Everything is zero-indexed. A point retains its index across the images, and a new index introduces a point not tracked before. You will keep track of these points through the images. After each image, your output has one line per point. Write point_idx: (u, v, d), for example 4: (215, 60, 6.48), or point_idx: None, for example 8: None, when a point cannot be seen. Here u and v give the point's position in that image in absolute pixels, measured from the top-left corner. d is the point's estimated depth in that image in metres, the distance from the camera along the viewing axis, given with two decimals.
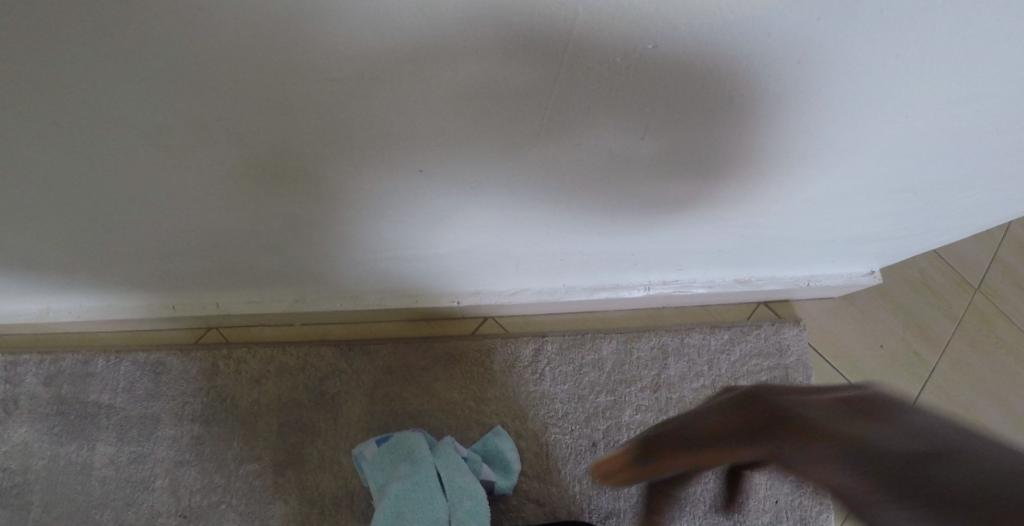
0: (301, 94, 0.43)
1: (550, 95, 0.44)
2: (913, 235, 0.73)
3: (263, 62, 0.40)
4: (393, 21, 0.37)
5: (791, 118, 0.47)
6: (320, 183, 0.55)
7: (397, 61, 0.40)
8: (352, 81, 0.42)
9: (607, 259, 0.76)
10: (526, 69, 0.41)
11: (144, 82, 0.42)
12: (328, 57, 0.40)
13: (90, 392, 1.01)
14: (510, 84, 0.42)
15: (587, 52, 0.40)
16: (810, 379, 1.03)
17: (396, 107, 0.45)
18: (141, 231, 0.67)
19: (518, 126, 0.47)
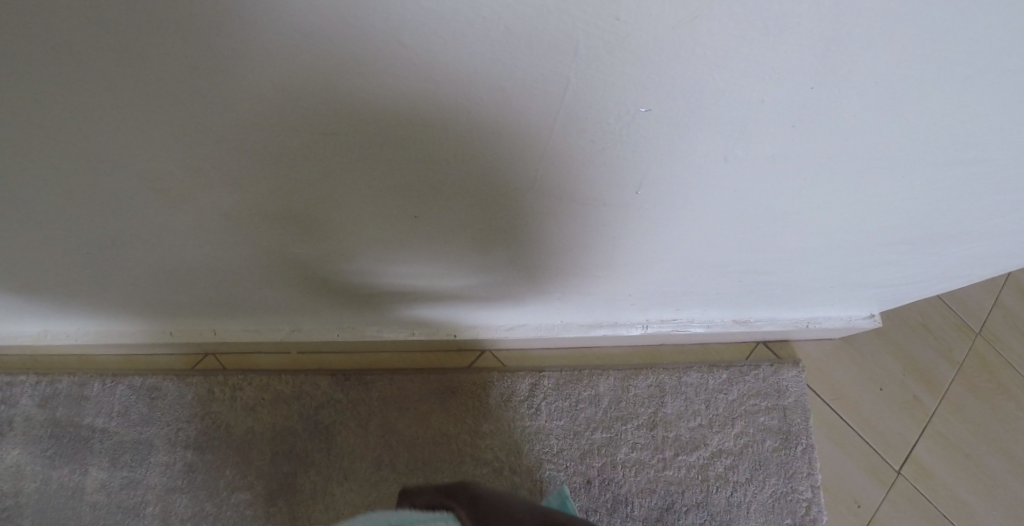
0: (292, 141, 0.43)
1: (543, 150, 0.43)
2: (912, 284, 0.73)
3: (248, 111, 0.40)
4: (376, 77, 0.37)
5: (789, 176, 0.46)
6: (310, 224, 0.54)
7: (381, 113, 0.40)
8: (343, 132, 0.41)
9: (603, 299, 0.76)
10: (517, 126, 0.41)
11: (132, 127, 0.42)
12: (312, 108, 0.39)
13: (84, 415, 1.00)
14: (498, 138, 0.42)
15: (581, 112, 0.40)
16: (808, 421, 1.02)
17: (388, 156, 0.44)
18: (140, 263, 0.66)
19: (509, 177, 0.46)
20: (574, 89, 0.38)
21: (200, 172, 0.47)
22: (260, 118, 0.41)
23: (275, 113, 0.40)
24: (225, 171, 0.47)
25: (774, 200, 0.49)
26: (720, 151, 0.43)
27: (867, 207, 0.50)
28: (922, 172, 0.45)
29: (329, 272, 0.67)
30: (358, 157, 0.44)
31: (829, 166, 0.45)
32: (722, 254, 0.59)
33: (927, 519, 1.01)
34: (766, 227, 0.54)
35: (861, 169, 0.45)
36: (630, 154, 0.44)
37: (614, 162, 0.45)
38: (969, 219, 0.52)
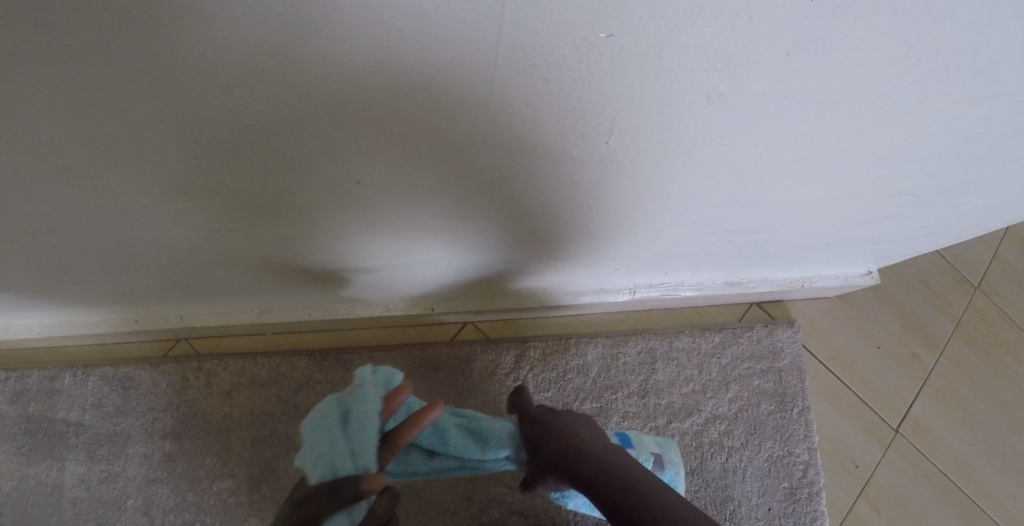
0: (197, 102, 0.37)
1: (490, 102, 0.38)
2: (911, 238, 0.69)
3: (142, 68, 0.34)
4: (283, 16, 0.31)
5: (778, 123, 0.41)
6: (248, 200, 0.49)
7: (291, 60, 0.34)
8: (251, 86, 0.36)
9: (586, 265, 0.71)
10: (452, 72, 0.35)
11: (21, 96, 0.36)
12: (215, 59, 0.34)
13: (57, 409, 0.96)
14: (437, 86, 0.36)
15: (528, 51, 0.34)
16: (804, 382, 0.99)
17: (313, 116, 0.39)
18: (87, 252, 0.61)
19: (458, 135, 0.41)
20: (516, 23, 0.32)
21: (108, 147, 0.41)
22: (154, 76, 0.35)
23: (168, 67, 0.34)
24: (133, 145, 0.41)
25: (765, 152, 0.44)
26: (698, 95, 0.38)
27: (868, 157, 0.45)
28: (927, 115, 0.41)
29: (289, 254, 0.62)
30: (277, 118, 0.39)
31: (823, 110, 0.40)
32: (715, 213, 0.55)
33: (924, 476, 0.99)
34: (754, 184, 0.49)
35: (862, 114, 0.40)
36: (594, 103, 0.38)
37: (579, 114, 0.39)
38: (972, 167, 0.48)
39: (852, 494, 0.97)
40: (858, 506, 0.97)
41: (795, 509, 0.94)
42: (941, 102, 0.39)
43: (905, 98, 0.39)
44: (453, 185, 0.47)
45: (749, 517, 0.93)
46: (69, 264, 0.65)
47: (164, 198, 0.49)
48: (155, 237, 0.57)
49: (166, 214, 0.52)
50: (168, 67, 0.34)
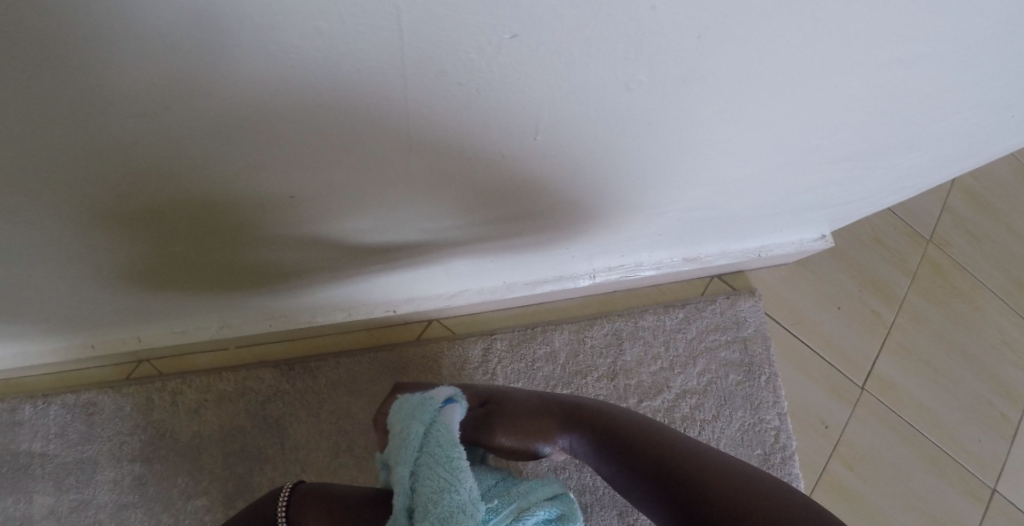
0: (98, 132, 0.36)
1: (406, 109, 0.37)
2: (860, 200, 0.70)
3: (44, 102, 0.33)
4: (179, 41, 0.30)
5: (707, 103, 0.41)
6: (184, 220, 0.48)
7: (197, 84, 0.33)
8: (151, 112, 0.35)
9: (543, 254, 0.71)
10: (367, 83, 0.34)
11: None
12: (122, 89, 0.33)
13: (19, 442, 0.92)
14: (354, 98, 0.35)
15: (434, 55, 0.33)
16: (768, 350, 1.01)
17: (225, 135, 0.38)
18: (30, 283, 0.59)
19: (386, 143, 0.40)
20: (418, 33, 0.32)
21: (19, 182, 0.40)
22: (44, 110, 0.34)
23: (58, 101, 0.33)
24: (45, 177, 0.40)
25: (701, 132, 0.44)
26: (618, 85, 0.38)
27: (803, 128, 0.46)
28: (854, 81, 0.41)
29: (237, 268, 0.61)
30: (188, 140, 0.38)
31: (751, 87, 0.40)
32: (665, 194, 0.55)
33: (892, 431, 1.02)
34: (697, 164, 0.49)
35: (786, 87, 0.40)
36: (516, 101, 0.38)
37: (504, 113, 0.39)
38: (904, 127, 0.49)
39: (824, 454, 1.00)
40: (830, 465, 1.00)
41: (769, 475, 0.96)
42: (865, 68, 0.40)
43: (825, 67, 0.39)
44: (392, 189, 0.47)
45: None
46: (11, 296, 0.63)
47: (96, 223, 0.47)
48: (94, 261, 0.55)
49: (103, 237, 0.50)
50: (57, 100, 0.33)
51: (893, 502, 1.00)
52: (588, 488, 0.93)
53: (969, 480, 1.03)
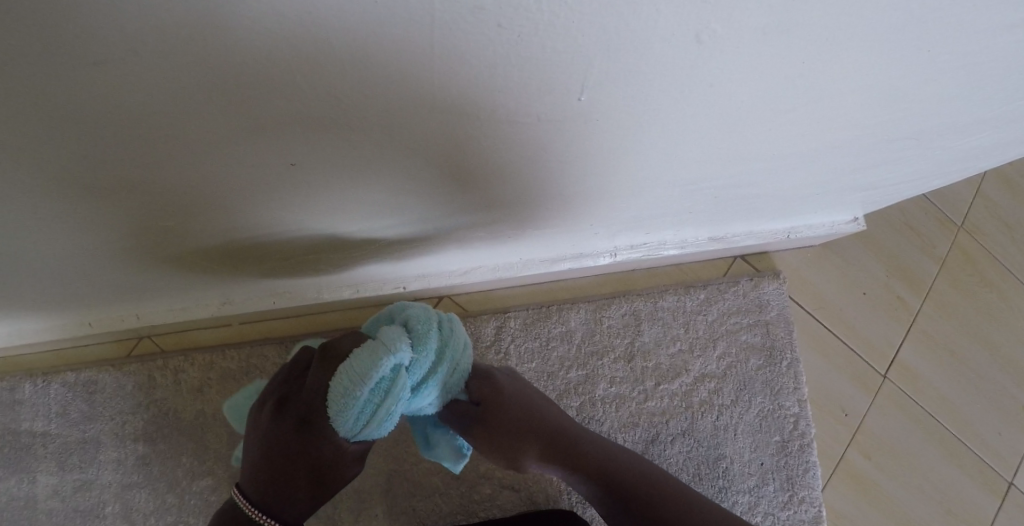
0: (73, 84, 0.32)
1: (432, 59, 0.33)
2: (904, 182, 0.66)
3: (24, 52, 0.30)
4: None
5: (772, 65, 0.37)
6: (183, 190, 0.44)
7: (195, 24, 0.30)
8: (132, 64, 0.31)
9: (564, 230, 0.68)
10: (387, 25, 0.31)
11: None
12: (109, 34, 0.30)
13: (20, 421, 0.90)
14: (374, 45, 0.32)
15: None
16: (791, 334, 0.97)
17: (213, 88, 0.34)
18: (22, 258, 0.56)
19: (407, 101, 0.37)
20: None
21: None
22: (9, 63, 0.30)
23: (24, 48, 0.30)
24: (19, 140, 0.36)
25: (756, 101, 0.40)
26: (686, 37, 0.34)
27: (864, 99, 0.42)
28: (942, 48, 0.37)
29: (242, 242, 0.58)
30: (172, 94, 0.34)
31: (822, 46, 0.36)
32: (701, 169, 0.51)
33: (914, 420, 0.99)
34: (742, 137, 0.46)
35: (868, 50, 0.36)
36: (565, 53, 0.34)
37: (547, 69, 0.35)
38: (969, 105, 0.45)
39: (843, 442, 0.97)
40: (851, 452, 0.97)
41: (787, 461, 0.93)
42: (954, 33, 0.35)
43: (913, 31, 0.35)
44: (405, 157, 0.43)
45: (742, 472, 0.92)
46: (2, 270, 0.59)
47: (88, 193, 0.44)
48: (90, 234, 0.52)
49: (96, 209, 0.46)
50: (22, 43, 0.30)
51: (912, 491, 0.97)
52: None
53: (991, 470, 1.00)
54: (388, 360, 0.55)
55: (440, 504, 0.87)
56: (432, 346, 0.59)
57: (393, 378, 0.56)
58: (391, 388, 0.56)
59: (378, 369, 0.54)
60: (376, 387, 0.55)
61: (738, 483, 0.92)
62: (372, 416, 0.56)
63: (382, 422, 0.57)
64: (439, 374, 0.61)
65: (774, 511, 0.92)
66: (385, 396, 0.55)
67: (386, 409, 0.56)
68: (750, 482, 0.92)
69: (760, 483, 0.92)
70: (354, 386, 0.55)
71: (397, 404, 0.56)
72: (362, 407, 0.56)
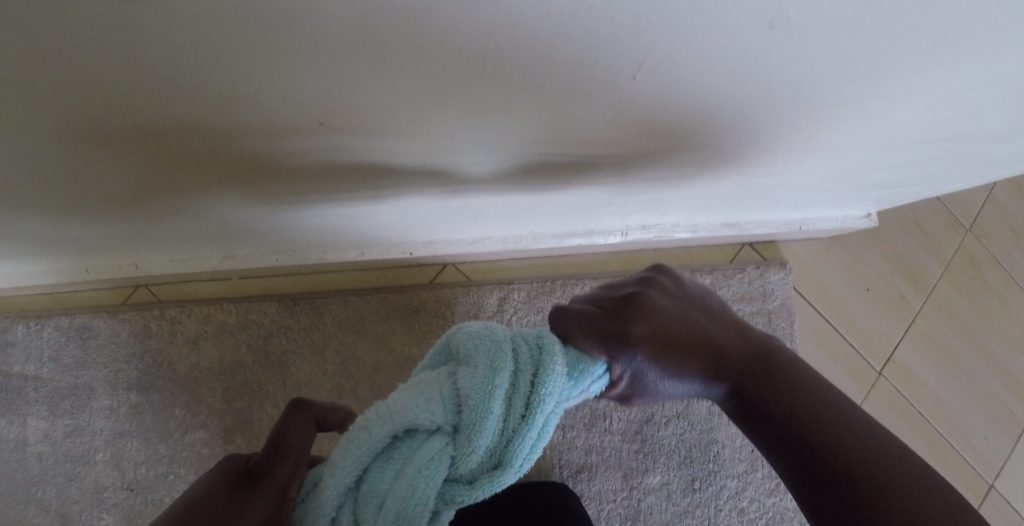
0: (101, 20, 0.31)
1: (482, 23, 0.32)
2: (926, 183, 0.66)
3: None
4: None
5: (833, 57, 0.36)
6: (198, 140, 0.43)
7: None
8: (164, 7, 0.30)
9: (579, 206, 0.67)
10: None
11: None
12: None
13: (12, 363, 0.89)
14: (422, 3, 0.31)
15: None
16: (792, 324, 0.97)
17: (247, 34, 0.32)
18: (26, 200, 0.55)
19: (450, 65, 0.35)
20: None
21: (14, 84, 0.35)
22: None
23: None
24: (47, 81, 0.35)
25: (807, 90, 0.39)
26: (758, 22, 0.33)
27: (908, 98, 0.41)
28: (1005, 52, 0.36)
29: (253, 197, 0.57)
30: (201, 37, 0.32)
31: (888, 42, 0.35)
32: (729, 156, 0.51)
33: (905, 417, 1.00)
34: (776, 127, 0.45)
35: (928, 48, 0.35)
36: (632, 27, 0.33)
37: (609, 43, 0.34)
38: (1017, 111, 0.44)
39: None
40: None
41: None
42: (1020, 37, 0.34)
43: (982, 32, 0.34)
44: (440, 121, 0.42)
45: (732, 458, 0.92)
46: (2, 210, 0.58)
47: (101, 140, 0.42)
48: (102, 180, 0.50)
49: (107, 157, 0.45)
50: None
51: None
52: (594, 448, 0.91)
53: (977, 472, 1.01)
54: (419, 405, 0.42)
55: None
56: (489, 397, 0.41)
57: (425, 432, 0.42)
58: (413, 454, 0.41)
59: (401, 417, 0.41)
60: (401, 443, 0.42)
61: (728, 469, 0.92)
62: (387, 486, 0.41)
63: (400, 504, 0.40)
64: (500, 441, 0.42)
65: (761, 497, 0.92)
66: (406, 456, 0.41)
67: (409, 465, 0.41)
68: (741, 468, 0.92)
69: (750, 470, 0.92)
70: (359, 440, 0.41)
71: (422, 470, 0.41)
72: (372, 474, 0.41)
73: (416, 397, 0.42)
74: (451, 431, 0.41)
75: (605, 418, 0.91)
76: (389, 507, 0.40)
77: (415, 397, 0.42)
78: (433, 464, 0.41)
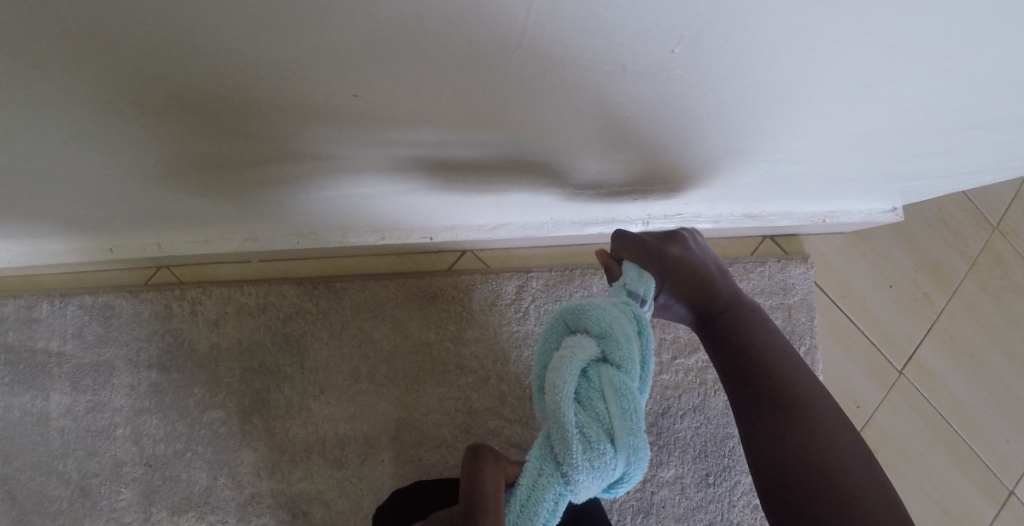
0: None
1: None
2: (955, 175, 0.64)
3: None
4: None
5: (874, 34, 0.35)
6: (221, 118, 0.43)
7: None
8: None
9: (601, 194, 0.66)
10: None
11: None
12: None
13: (37, 338, 0.91)
14: None
15: None
16: (812, 320, 0.96)
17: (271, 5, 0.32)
18: (54, 177, 0.55)
19: (480, 36, 0.34)
20: None
21: (37, 55, 0.35)
22: None
23: None
24: (71, 52, 0.35)
25: (844, 71, 0.38)
26: None
27: (944, 82, 0.40)
28: None
29: (275, 178, 0.57)
30: (225, 6, 0.32)
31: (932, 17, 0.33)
32: (756, 141, 0.50)
33: (925, 417, 0.98)
34: (807, 111, 0.44)
35: (972, 25, 0.34)
36: None
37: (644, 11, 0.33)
38: None
39: None
40: None
41: None
42: None
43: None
44: (468, 99, 0.41)
45: None
46: (30, 186, 0.58)
47: (128, 117, 0.42)
48: (128, 156, 0.51)
49: (133, 134, 0.46)
50: None
51: (917, 488, 0.97)
52: None
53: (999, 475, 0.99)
54: (578, 350, 0.50)
55: (447, 456, 0.88)
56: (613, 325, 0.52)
57: (597, 364, 0.50)
58: (599, 378, 0.49)
59: (576, 366, 0.49)
60: (587, 385, 0.49)
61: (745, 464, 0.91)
62: (605, 406, 0.48)
63: (618, 404, 0.48)
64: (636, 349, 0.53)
65: None
66: (598, 381, 0.49)
67: (607, 382, 0.49)
68: None
69: None
70: (557, 398, 0.48)
71: (615, 379, 0.49)
72: (588, 409, 0.48)
73: (570, 352, 0.50)
74: (606, 357, 0.51)
75: None
76: (616, 410, 0.47)
77: (570, 353, 0.50)
78: (617, 375, 0.50)
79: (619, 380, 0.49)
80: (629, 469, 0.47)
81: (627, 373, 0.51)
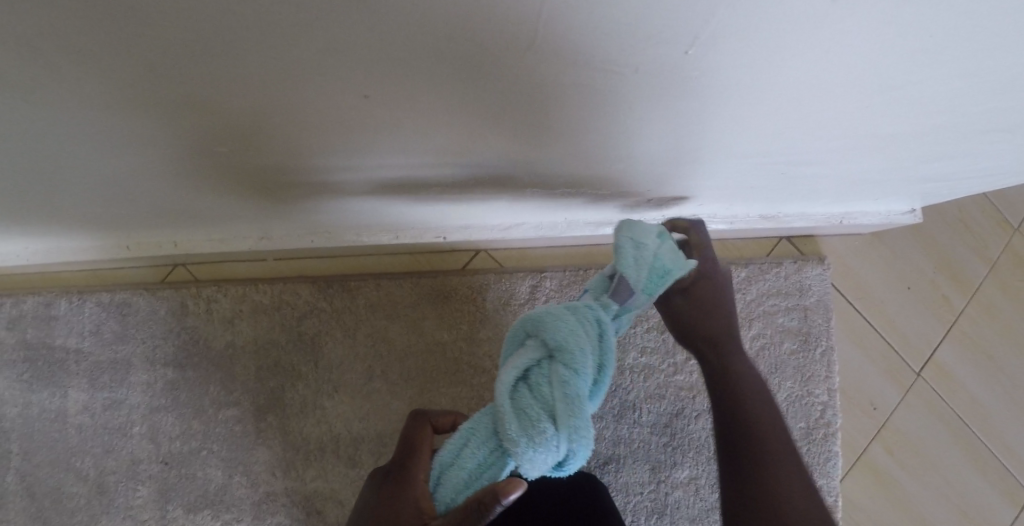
0: None
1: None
2: (977, 177, 0.63)
3: None
4: None
5: (899, 34, 0.34)
6: (239, 119, 0.43)
7: None
8: None
9: (616, 195, 0.66)
10: None
11: None
12: None
13: (55, 336, 0.92)
14: None
15: None
16: (829, 321, 0.95)
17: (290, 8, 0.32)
18: (74, 177, 0.56)
19: (497, 37, 0.34)
20: None
21: (58, 55, 0.35)
22: None
23: None
24: (92, 52, 0.35)
25: (866, 72, 0.38)
26: None
27: (969, 84, 0.39)
28: None
29: (291, 178, 0.57)
30: (243, 9, 0.32)
31: (959, 17, 0.33)
32: (775, 142, 0.49)
33: (943, 420, 0.97)
34: (828, 112, 0.43)
35: (1000, 24, 0.33)
36: None
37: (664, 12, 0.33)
38: None
39: (868, 435, 0.96)
40: (873, 447, 0.96)
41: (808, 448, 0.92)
42: None
43: None
44: (484, 99, 0.41)
45: None
46: (50, 186, 0.59)
47: (146, 118, 0.42)
48: (146, 157, 0.51)
49: (151, 135, 0.46)
50: None
51: (934, 491, 0.96)
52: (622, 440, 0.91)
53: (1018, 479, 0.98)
54: (522, 356, 0.48)
55: None
56: (563, 318, 0.49)
57: (544, 363, 0.48)
58: (546, 378, 0.47)
59: (520, 373, 0.47)
60: (531, 386, 0.47)
61: None
62: (547, 409, 0.46)
63: (563, 408, 0.46)
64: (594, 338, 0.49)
65: None
66: (542, 383, 0.47)
67: (550, 387, 0.46)
68: None
69: None
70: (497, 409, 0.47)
71: (563, 379, 0.46)
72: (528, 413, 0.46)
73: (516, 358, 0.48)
74: (553, 355, 0.48)
75: (633, 409, 0.91)
76: (561, 413, 0.45)
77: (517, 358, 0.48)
78: (563, 376, 0.47)
79: (563, 364, 0.47)
80: (573, 450, 0.46)
81: (581, 370, 0.47)
